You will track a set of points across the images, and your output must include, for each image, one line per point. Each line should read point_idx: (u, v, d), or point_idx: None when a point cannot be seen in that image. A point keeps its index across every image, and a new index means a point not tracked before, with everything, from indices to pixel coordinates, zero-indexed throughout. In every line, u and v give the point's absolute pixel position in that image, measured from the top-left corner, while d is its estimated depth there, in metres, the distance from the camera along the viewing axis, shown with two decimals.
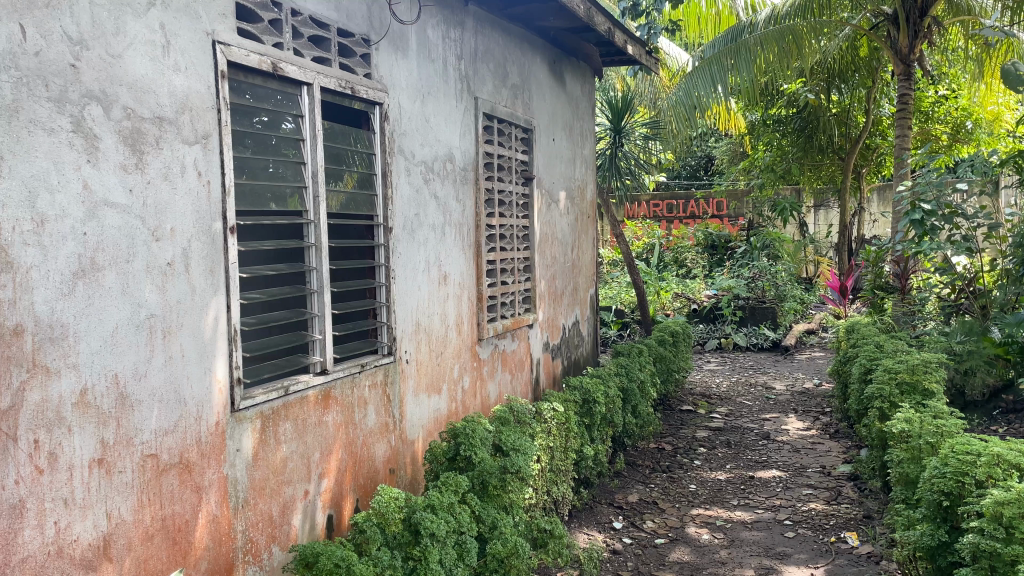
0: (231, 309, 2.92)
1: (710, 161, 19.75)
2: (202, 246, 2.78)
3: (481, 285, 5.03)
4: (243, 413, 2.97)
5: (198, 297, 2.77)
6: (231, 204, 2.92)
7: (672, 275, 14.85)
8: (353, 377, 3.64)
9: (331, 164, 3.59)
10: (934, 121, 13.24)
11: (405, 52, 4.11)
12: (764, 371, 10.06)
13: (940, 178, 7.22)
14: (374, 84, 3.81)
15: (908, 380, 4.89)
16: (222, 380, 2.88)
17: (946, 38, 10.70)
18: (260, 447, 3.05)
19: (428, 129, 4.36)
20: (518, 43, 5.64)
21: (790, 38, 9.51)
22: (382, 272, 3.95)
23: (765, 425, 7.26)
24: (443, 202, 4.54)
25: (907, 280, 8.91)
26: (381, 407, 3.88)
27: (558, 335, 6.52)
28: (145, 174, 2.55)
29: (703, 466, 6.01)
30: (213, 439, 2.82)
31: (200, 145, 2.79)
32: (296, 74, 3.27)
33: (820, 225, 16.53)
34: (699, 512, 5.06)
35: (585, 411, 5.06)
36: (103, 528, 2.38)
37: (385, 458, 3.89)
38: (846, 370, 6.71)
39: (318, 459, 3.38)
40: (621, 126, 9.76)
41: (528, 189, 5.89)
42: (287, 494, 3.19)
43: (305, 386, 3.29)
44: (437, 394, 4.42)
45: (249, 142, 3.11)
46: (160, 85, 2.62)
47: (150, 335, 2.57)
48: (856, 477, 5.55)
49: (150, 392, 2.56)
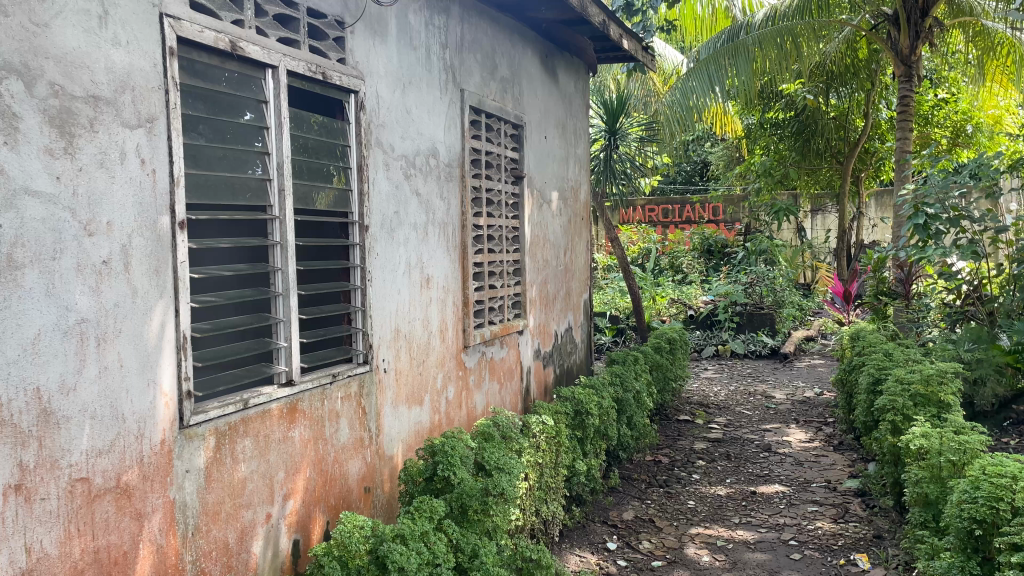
0: (179, 314, 2.60)
1: (706, 166, 19.46)
2: (145, 242, 2.46)
3: (467, 289, 4.72)
4: (194, 430, 2.65)
5: (141, 299, 2.45)
6: (180, 196, 2.60)
7: (669, 280, 14.53)
8: (323, 389, 3.33)
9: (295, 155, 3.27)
10: (933, 124, 13.00)
11: (384, 36, 3.81)
12: (763, 380, 9.75)
13: (948, 180, 6.90)
14: (348, 70, 3.50)
15: (923, 392, 4.59)
16: (169, 393, 2.56)
17: (946, 40, 10.45)
18: (214, 468, 2.73)
19: (409, 121, 4.06)
20: (507, 34, 5.33)
21: (788, 39, 9.22)
22: (357, 274, 3.62)
23: (767, 436, 6.96)
24: (426, 200, 4.24)
25: (911, 286, 8.51)
26: (355, 420, 3.57)
27: (549, 342, 6.20)
28: (76, 160, 2.25)
29: (702, 480, 5.71)
30: (157, 460, 2.51)
31: (144, 129, 2.47)
32: (258, 55, 2.96)
33: (817, 229, 15.60)
34: (698, 531, 4.75)
35: (576, 424, 4.73)
36: (20, 564, 2.06)
37: (359, 476, 3.58)
38: (852, 379, 6.44)
39: (283, 478, 3.08)
40: (616, 127, 9.65)
41: (518, 189, 5.58)
42: (245, 519, 2.87)
43: (268, 400, 2.98)
44: (418, 405, 4.12)
45: (203, 128, 2.77)
46: (95, 60, 2.31)
47: (80, 342, 2.25)
48: (863, 493, 5.24)
49: (80, 408, 2.25)
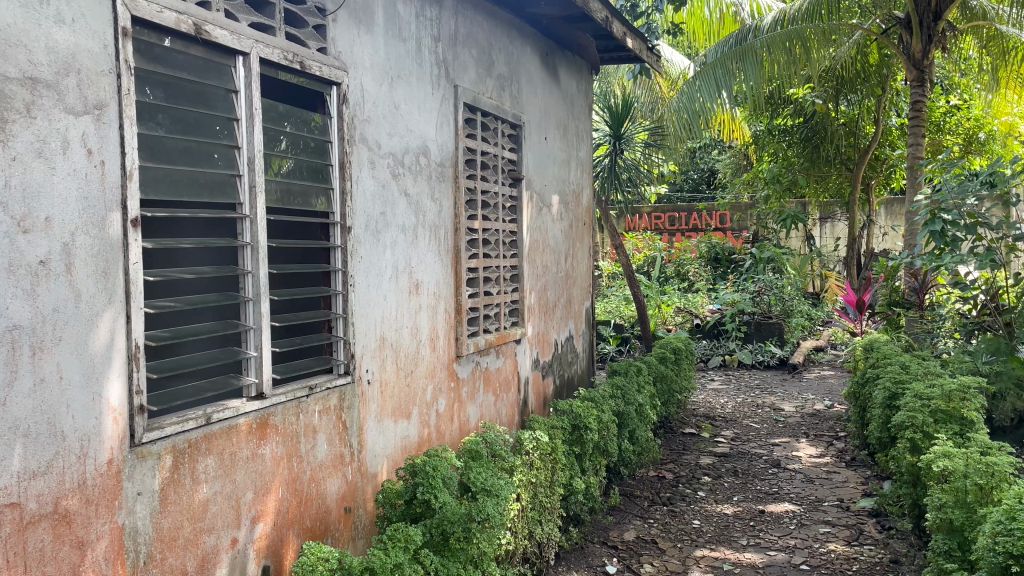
0: (132, 322, 2.35)
1: (713, 174, 19.19)
2: (90, 241, 2.23)
3: (460, 296, 4.48)
4: (147, 449, 2.41)
5: (85, 304, 2.21)
6: (134, 191, 2.36)
7: (674, 288, 14.24)
8: (299, 403, 3.10)
9: (288, 153, 3.12)
10: (945, 132, 12.71)
11: (370, 26, 3.58)
12: (772, 392, 9.46)
13: (962, 185, 6.56)
14: (329, 60, 3.26)
15: (944, 408, 4.34)
16: (119, 408, 2.32)
17: (959, 46, 10.17)
18: (171, 490, 2.49)
19: (397, 117, 3.83)
20: (505, 30, 5.10)
21: (797, 42, 8.93)
22: (338, 278, 3.38)
23: (776, 451, 6.69)
24: (415, 201, 4.00)
25: (924, 295, 8.30)
26: (334, 436, 3.32)
27: (549, 351, 5.95)
28: (8, 149, 2.01)
29: (708, 498, 5.44)
30: (103, 483, 2.26)
31: (92, 116, 2.24)
32: (227, 40, 2.73)
33: (826, 238, 15.43)
34: (704, 553, 4.48)
35: (575, 439, 4.47)
36: None
37: (339, 495, 3.34)
38: (865, 393, 6.16)
39: (251, 500, 2.83)
40: (621, 132, 9.37)
41: (517, 191, 5.34)
42: (207, 545, 2.63)
43: (234, 414, 2.74)
44: (405, 419, 3.87)
45: (163, 118, 2.54)
46: (34, 38, 2.08)
47: (12, 351, 2.01)
48: (879, 513, 4.97)
49: (11, 425, 2.00)
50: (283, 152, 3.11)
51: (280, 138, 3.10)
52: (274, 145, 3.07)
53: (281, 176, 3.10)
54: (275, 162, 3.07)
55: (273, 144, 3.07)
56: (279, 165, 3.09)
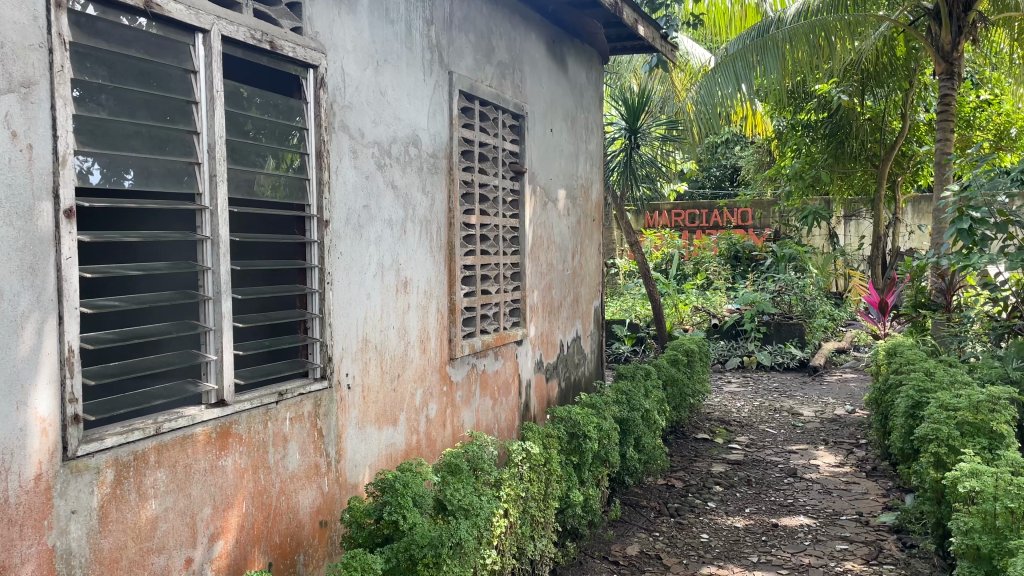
0: (63, 322, 2.14)
1: (736, 171, 18.73)
2: (14, 233, 2.01)
3: (454, 294, 4.24)
4: (84, 462, 2.19)
5: (6, 303, 1.99)
6: (68, 179, 2.14)
7: (693, 287, 13.91)
8: (267, 409, 2.88)
9: (301, 148, 3.07)
10: (975, 128, 12.26)
11: (353, 7, 3.34)
12: (791, 396, 9.13)
13: (993, 181, 6.19)
14: (304, 41, 3.02)
15: (971, 421, 4.04)
16: (48, 418, 2.10)
17: (990, 39, 9.73)
18: (113, 507, 2.27)
19: (384, 104, 3.60)
20: (507, 14, 4.85)
21: (822, 33, 8.53)
22: (315, 276, 3.14)
23: (793, 459, 6.38)
24: (404, 193, 3.77)
25: (952, 296, 7.92)
26: (309, 445, 3.10)
27: (553, 353, 5.70)
28: None
29: (719, 509, 5.16)
30: (30, 500, 2.04)
31: (18, 95, 2.01)
32: (183, 16, 2.50)
33: (851, 237, 14.98)
34: (711, 571, 4.20)
35: (572, 448, 4.22)
36: None
37: (313, 508, 3.11)
38: (887, 401, 5.84)
39: (209, 515, 2.61)
40: (637, 126, 9.03)
41: (518, 185, 5.10)
42: (155, 566, 2.41)
43: (189, 424, 2.52)
44: (390, 425, 3.64)
45: (107, 99, 2.32)
46: None
47: None
48: (900, 529, 4.68)
49: None
50: (295, 147, 3.05)
51: (292, 133, 3.05)
52: (285, 140, 3.01)
53: (293, 171, 3.04)
54: (288, 157, 3.02)
55: (286, 140, 3.01)
56: (291, 160, 3.03)
